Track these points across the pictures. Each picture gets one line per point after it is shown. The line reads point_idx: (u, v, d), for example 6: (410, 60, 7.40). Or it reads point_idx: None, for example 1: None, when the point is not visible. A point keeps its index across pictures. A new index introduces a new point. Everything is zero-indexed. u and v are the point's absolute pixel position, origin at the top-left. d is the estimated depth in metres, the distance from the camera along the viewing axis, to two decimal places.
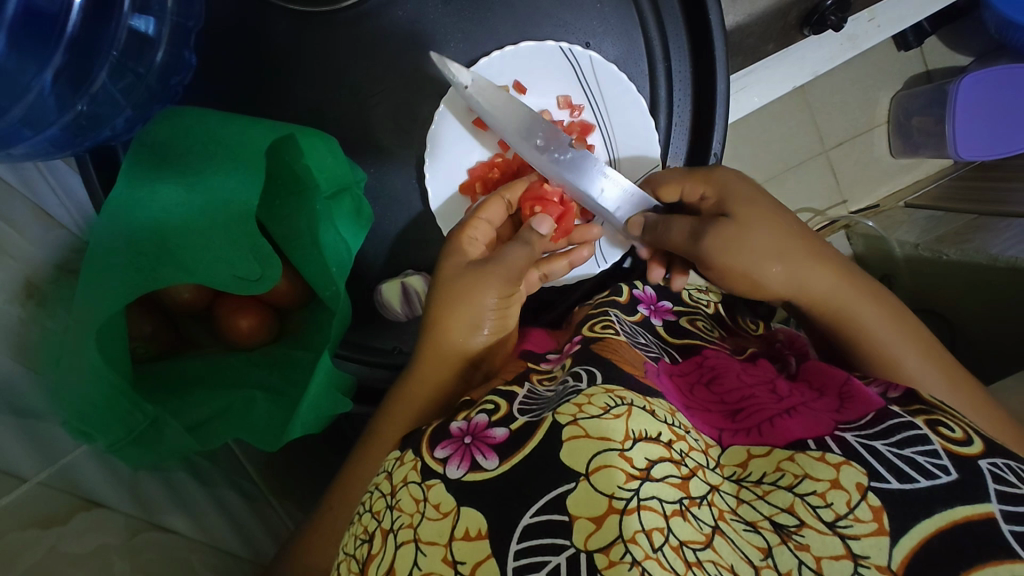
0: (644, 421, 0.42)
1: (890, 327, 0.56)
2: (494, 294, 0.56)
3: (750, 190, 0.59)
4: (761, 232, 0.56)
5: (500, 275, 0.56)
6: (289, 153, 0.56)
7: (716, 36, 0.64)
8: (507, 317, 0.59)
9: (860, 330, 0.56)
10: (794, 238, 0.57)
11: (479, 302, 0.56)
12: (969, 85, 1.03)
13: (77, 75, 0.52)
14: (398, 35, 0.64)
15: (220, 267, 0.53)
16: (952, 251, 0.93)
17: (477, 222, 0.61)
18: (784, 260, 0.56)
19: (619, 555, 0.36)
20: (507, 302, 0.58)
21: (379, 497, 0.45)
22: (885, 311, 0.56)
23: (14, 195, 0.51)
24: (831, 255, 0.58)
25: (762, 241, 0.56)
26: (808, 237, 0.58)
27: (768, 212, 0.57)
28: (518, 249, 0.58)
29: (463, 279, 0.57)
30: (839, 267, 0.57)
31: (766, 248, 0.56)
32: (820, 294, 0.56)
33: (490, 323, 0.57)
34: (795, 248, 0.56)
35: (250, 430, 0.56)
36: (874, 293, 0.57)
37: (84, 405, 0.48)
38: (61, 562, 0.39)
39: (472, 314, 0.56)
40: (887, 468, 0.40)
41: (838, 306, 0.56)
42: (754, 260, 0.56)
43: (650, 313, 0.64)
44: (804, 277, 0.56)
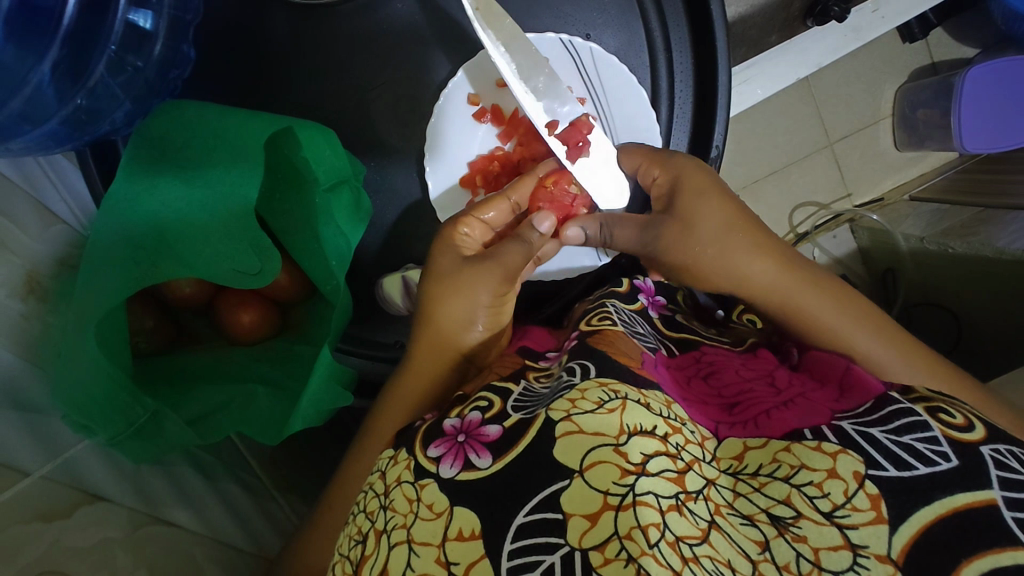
0: (638, 415, 0.41)
1: (835, 310, 0.55)
2: (486, 292, 0.56)
3: (699, 175, 0.59)
4: (706, 227, 0.57)
5: (497, 273, 0.56)
6: (289, 147, 0.56)
7: (718, 26, 0.63)
8: (501, 313, 0.58)
9: (806, 316, 0.55)
10: (736, 224, 0.57)
11: (475, 298, 0.56)
12: (975, 76, 1.02)
13: (75, 68, 0.52)
14: (398, 28, 0.64)
15: (221, 262, 0.52)
16: (957, 244, 0.92)
17: (471, 220, 0.60)
18: (732, 256, 0.56)
19: (614, 552, 0.36)
20: (502, 301, 0.57)
21: (373, 497, 0.45)
22: (835, 303, 0.55)
23: (14, 190, 0.52)
24: (774, 238, 0.58)
25: (708, 231, 0.57)
26: (754, 220, 0.58)
27: (713, 197, 0.57)
28: (514, 247, 0.58)
29: (460, 274, 0.57)
30: (787, 258, 0.57)
31: (712, 243, 0.57)
32: (759, 284, 0.56)
33: (484, 319, 0.57)
34: (737, 236, 0.56)
35: (249, 424, 0.55)
36: (818, 278, 0.56)
37: (84, 398, 0.48)
38: (63, 556, 0.39)
39: (464, 311, 0.56)
40: (885, 456, 0.39)
41: (777, 294, 0.56)
42: (699, 254, 0.57)
43: (649, 305, 0.64)
44: (743, 266, 0.56)
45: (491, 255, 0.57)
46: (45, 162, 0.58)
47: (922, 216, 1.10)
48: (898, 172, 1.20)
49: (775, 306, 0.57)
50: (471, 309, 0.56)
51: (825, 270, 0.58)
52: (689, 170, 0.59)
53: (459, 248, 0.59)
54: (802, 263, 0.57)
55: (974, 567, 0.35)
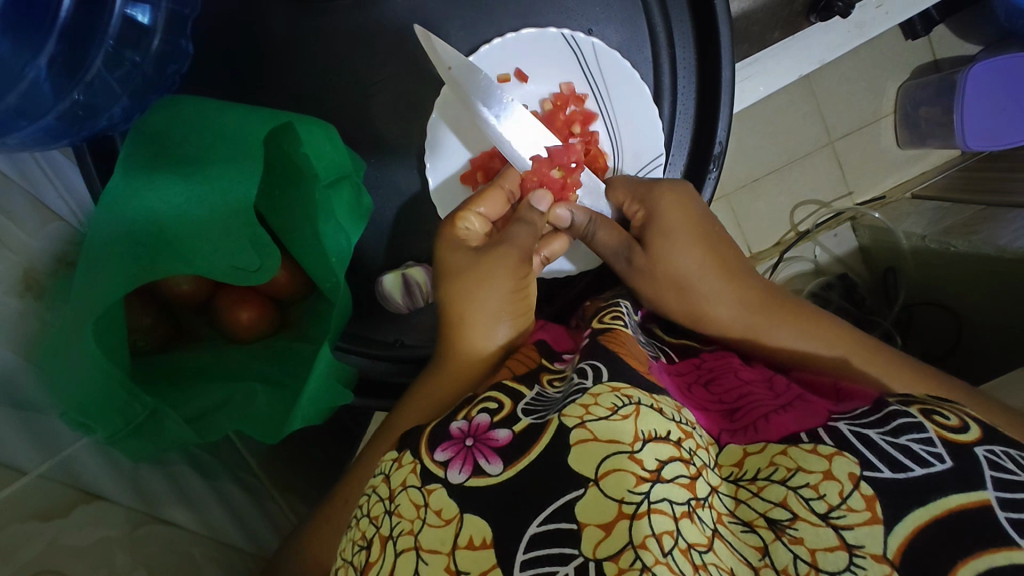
0: (652, 421, 0.41)
1: (809, 344, 0.55)
2: (506, 282, 0.56)
3: (676, 213, 0.59)
4: (675, 267, 0.57)
5: (511, 259, 0.56)
6: (288, 141, 0.55)
7: (721, 21, 0.62)
8: (524, 302, 0.58)
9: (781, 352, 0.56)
10: (710, 263, 0.57)
11: (490, 292, 0.55)
12: (978, 73, 1.02)
13: (72, 61, 0.52)
14: (397, 23, 0.63)
15: (220, 258, 0.52)
16: (960, 243, 0.91)
17: (469, 214, 0.61)
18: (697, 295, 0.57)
19: (628, 562, 0.36)
20: (523, 289, 0.57)
21: (377, 501, 0.44)
22: (803, 341, 0.55)
23: (11, 186, 0.51)
24: (748, 274, 0.58)
25: (676, 272, 0.57)
26: (728, 257, 0.59)
27: (687, 236, 0.58)
28: (523, 229, 0.59)
29: (470, 271, 0.56)
30: (758, 297, 0.57)
31: (677, 283, 0.57)
32: (731, 322, 0.57)
33: (511, 316, 0.57)
34: (709, 274, 0.57)
35: (252, 422, 0.55)
36: (793, 312, 0.56)
37: (80, 398, 0.47)
38: (60, 557, 0.39)
39: (487, 306, 0.55)
40: (879, 457, 0.39)
41: (748, 333, 0.56)
42: (663, 292, 0.58)
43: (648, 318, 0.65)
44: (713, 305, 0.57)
45: (501, 240, 0.58)
46: (44, 160, 0.57)
47: (924, 214, 1.09)
48: (900, 170, 1.20)
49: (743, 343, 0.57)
50: (495, 317, 0.56)
51: (802, 307, 0.58)
52: (666, 206, 0.59)
53: (463, 244, 0.59)
54: (775, 302, 0.57)
55: (969, 567, 0.35)
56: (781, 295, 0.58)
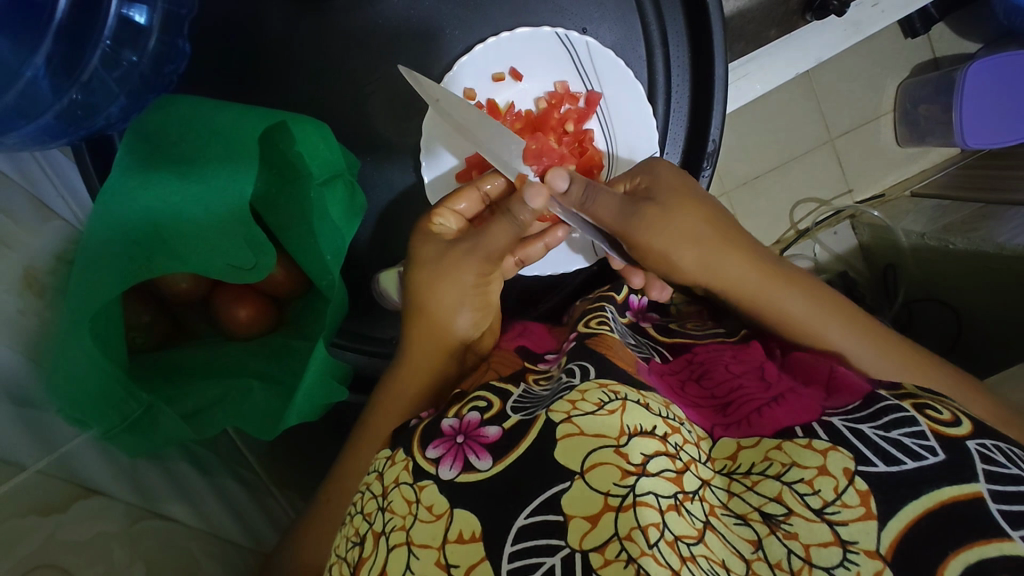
0: (638, 415, 0.41)
1: (812, 310, 0.54)
2: (472, 275, 0.57)
3: (676, 178, 0.58)
4: (684, 219, 0.55)
5: (480, 254, 0.55)
6: (283, 140, 0.55)
7: (714, 20, 0.63)
8: (489, 295, 0.59)
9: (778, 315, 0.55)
10: (714, 223, 0.56)
11: (458, 282, 0.57)
12: (978, 71, 1.02)
13: (68, 62, 0.52)
14: (392, 23, 0.64)
15: (215, 255, 0.53)
16: (959, 240, 0.91)
17: (444, 212, 0.60)
18: (703, 247, 0.55)
19: (614, 553, 0.36)
20: (486, 281, 0.58)
21: (371, 498, 0.45)
22: (804, 297, 0.55)
23: (10, 184, 0.52)
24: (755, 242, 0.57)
25: (684, 225, 0.55)
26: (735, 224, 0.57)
27: (691, 201, 0.57)
28: (502, 226, 0.54)
29: (439, 261, 0.57)
30: (756, 256, 0.56)
31: (686, 235, 0.55)
32: (734, 280, 0.55)
33: (471, 306, 0.58)
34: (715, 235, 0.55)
35: (245, 420, 0.56)
36: (794, 277, 0.56)
37: (79, 392, 0.48)
38: (59, 549, 0.40)
39: (451, 293, 0.57)
40: (874, 451, 0.39)
41: (750, 290, 0.55)
42: (672, 244, 0.55)
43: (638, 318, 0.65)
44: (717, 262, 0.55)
45: (475, 234, 0.56)
46: (42, 158, 0.58)
47: (924, 212, 1.09)
48: (899, 168, 1.20)
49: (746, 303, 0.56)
50: (458, 302, 0.58)
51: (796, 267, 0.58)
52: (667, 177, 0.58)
53: (437, 236, 0.59)
54: (772, 261, 0.57)
55: (960, 559, 0.35)
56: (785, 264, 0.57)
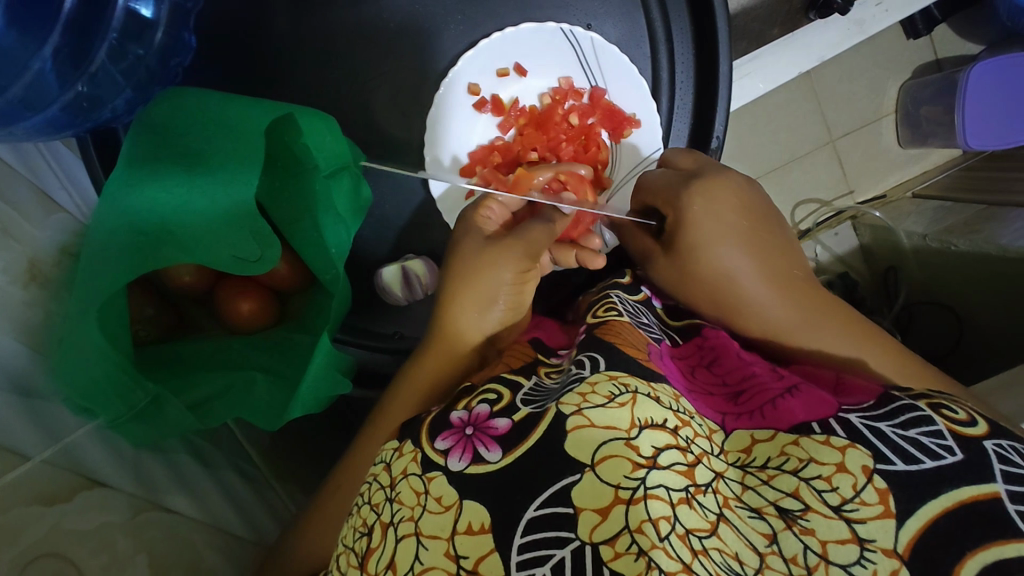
0: (649, 409, 0.42)
1: (820, 320, 0.56)
2: (511, 271, 0.56)
3: (723, 200, 0.58)
4: (731, 251, 0.56)
5: (521, 251, 0.57)
6: (289, 132, 0.56)
7: (719, 17, 0.63)
8: (521, 294, 0.59)
9: (813, 333, 0.55)
10: (759, 253, 0.57)
11: (495, 278, 0.56)
12: (982, 70, 1.03)
13: (76, 53, 0.53)
14: (399, 19, 0.64)
15: (222, 247, 0.53)
16: (960, 243, 0.92)
17: (491, 203, 0.60)
18: (752, 278, 0.56)
19: (624, 546, 0.36)
20: (523, 281, 0.58)
21: (378, 489, 0.45)
22: (847, 336, 0.55)
23: (16, 177, 0.52)
24: (781, 250, 0.59)
25: (732, 254, 0.56)
26: (766, 231, 0.59)
27: (728, 210, 0.58)
28: (540, 227, 0.58)
29: (480, 255, 0.57)
30: (805, 291, 0.57)
31: (735, 265, 0.56)
32: (784, 312, 0.56)
33: (505, 301, 0.58)
34: (740, 239, 0.57)
35: (252, 412, 0.56)
36: (840, 316, 0.56)
37: (86, 382, 0.49)
38: (63, 540, 0.40)
39: (495, 280, 0.56)
40: (892, 450, 0.40)
41: (795, 323, 0.56)
42: (718, 276, 0.57)
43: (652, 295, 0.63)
44: (735, 270, 0.56)
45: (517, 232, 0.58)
46: (45, 148, 0.58)
47: (926, 213, 1.09)
48: (902, 168, 1.20)
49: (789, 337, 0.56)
50: (483, 301, 0.57)
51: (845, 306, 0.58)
52: (712, 185, 0.58)
53: (478, 229, 0.59)
54: (820, 298, 0.57)
55: (977, 559, 0.35)
56: (805, 274, 0.59)
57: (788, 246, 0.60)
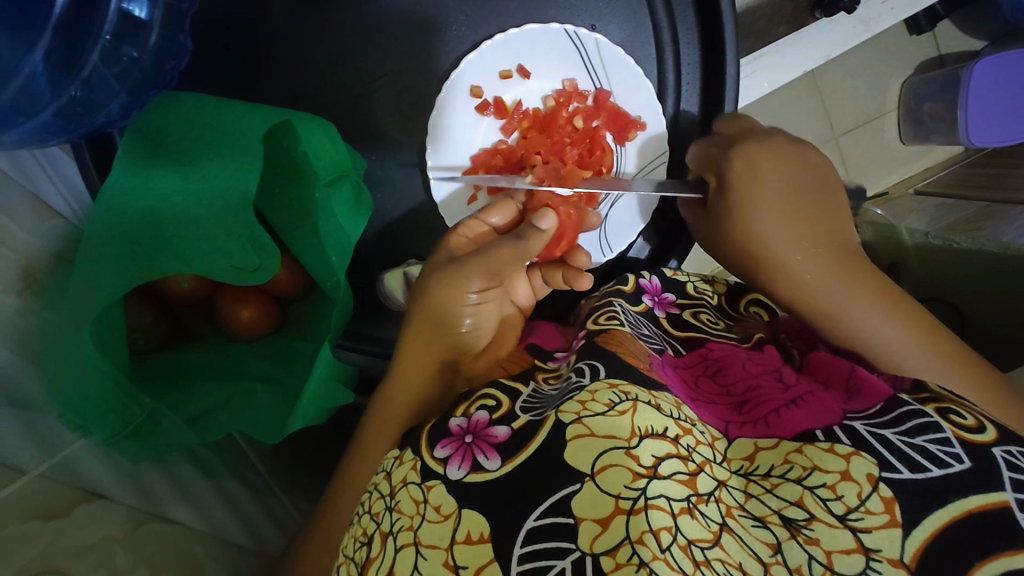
0: (649, 416, 0.41)
1: (856, 294, 0.54)
2: (475, 285, 0.56)
3: (767, 164, 0.58)
4: (769, 212, 0.57)
5: (480, 266, 0.56)
6: (288, 139, 0.54)
7: (726, 17, 0.62)
8: (485, 312, 0.58)
9: (845, 308, 0.54)
10: (803, 218, 0.57)
11: (460, 294, 0.55)
12: (984, 67, 1.01)
13: (68, 58, 0.51)
14: (398, 18, 0.63)
15: (218, 259, 0.52)
16: (963, 240, 0.91)
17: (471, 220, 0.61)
18: (789, 241, 0.56)
19: (626, 556, 0.36)
20: (485, 299, 0.58)
21: (378, 498, 0.44)
22: (881, 313, 0.53)
23: (11, 183, 0.50)
24: (826, 222, 0.58)
25: (774, 213, 0.57)
26: (813, 201, 0.58)
27: (771, 176, 0.58)
28: (510, 245, 0.58)
29: (440, 272, 0.57)
30: (845, 264, 0.55)
31: (774, 225, 0.57)
32: (815, 279, 0.55)
33: (470, 317, 0.57)
34: (780, 204, 0.57)
35: (253, 421, 0.55)
36: (882, 292, 0.54)
37: (77, 397, 0.47)
38: (63, 556, 0.39)
39: (449, 305, 0.55)
40: (898, 458, 0.39)
41: (827, 293, 0.54)
42: (755, 236, 0.57)
43: (654, 304, 0.62)
44: (772, 234, 0.56)
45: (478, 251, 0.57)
46: (40, 153, 0.57)
47: (927, 211, 1.08)
48: (902, 166, 1.20)
49: (817, 308, 0.55)
50: (437, 324, 0.56)
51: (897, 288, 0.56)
52: (755, 149, 0.59)
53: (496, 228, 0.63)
54: (866, 274, 0.55)
55: (987, 569, 0.34)
56: (850, 250, 0.57)
57: (836, 220, 0.59)
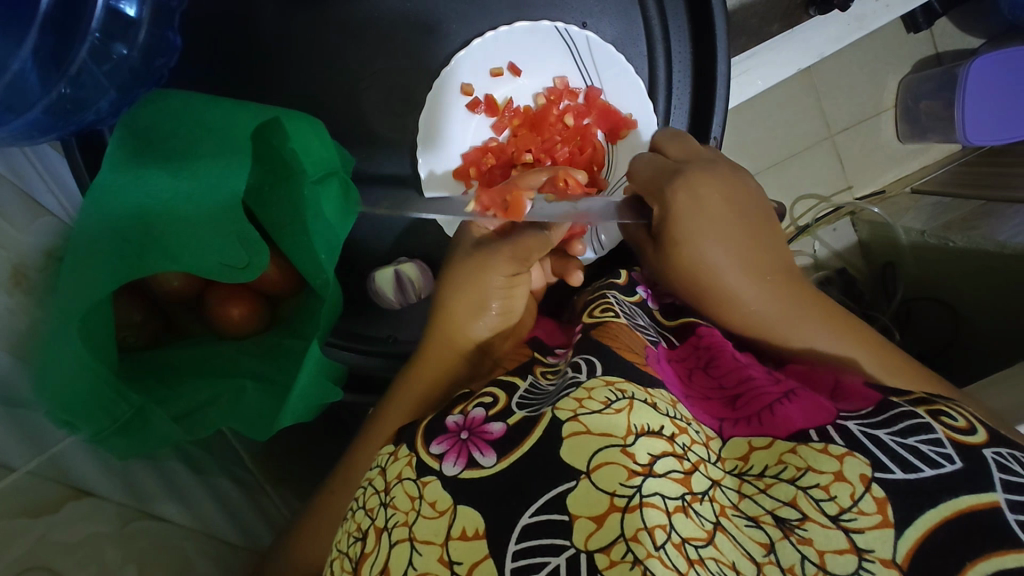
0: (645, 415, 0.41)
1: (800, 314, 0.54)
2: (502, 273, 0.57)
3: (708, 191, 0.57)
4: (715, 241, 0.55)
5: (511, 254, 0.56)
6: (276, 136, 0.54)
7: (718, 16, 0.62)
8: (513, 299, 0.59)
9: (793, 328, 0.54)
10: (745, 243, 0.56)
11: (486, 280, 0.56)
12: (981, 66, 1.01)
13: (57, 55, 0.52)
14: (392, 16, 0.63)
15: (208, 254, 0.52)
16: (958, 238, 0.91)
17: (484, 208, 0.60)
18: (736, 271, 0.55)
19: (620, 554, 0.36)
20: (513, 284, 0.58)
21: (373, 494, 0.44)
22: (826, 330, 0.54)
23: (2, 180, 0.50)
24: (765, 245, 0.57)
25: (720, 242, 0.55)
26: (753, 225, 0.58)
27: (714, 204, 0.57)
28: (532, 234, 0.56)
29: (470, 262, 0.58)
30: (787, 286, 0.56)
31: (720, 255, 0.55)
32: (765, 306, 0.55)
33: (496, 305, 0.58)
34: (723, 232, 0.56)
35: (242, 419, 0.56)
36: (822, 308, 0.55)
37: (64, 394, 0.48)
38: (51, 552, 0.39)
39: (478, 292, 0.57)
40: (891, 458, 0.39)
41: (776, 317, 0.54)
42: (704, 267, 0.55)
43: (648, 296, 0.63)
44: (719, 263, 0.55)
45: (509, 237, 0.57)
46: (32, 153, 0.57)
47: (924, 210, 1.08)
48: (899, 163, 1.20)
49: (767, 331, 0.55)
50: (463, 312, 0.57)
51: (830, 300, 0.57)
52: (696, 176, 0.57)
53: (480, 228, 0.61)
54: (805, 293, 0.56)
55: (980, 568, 0.34)
56: (789, 270, 0.58)
57: (773, 241, 0.58)
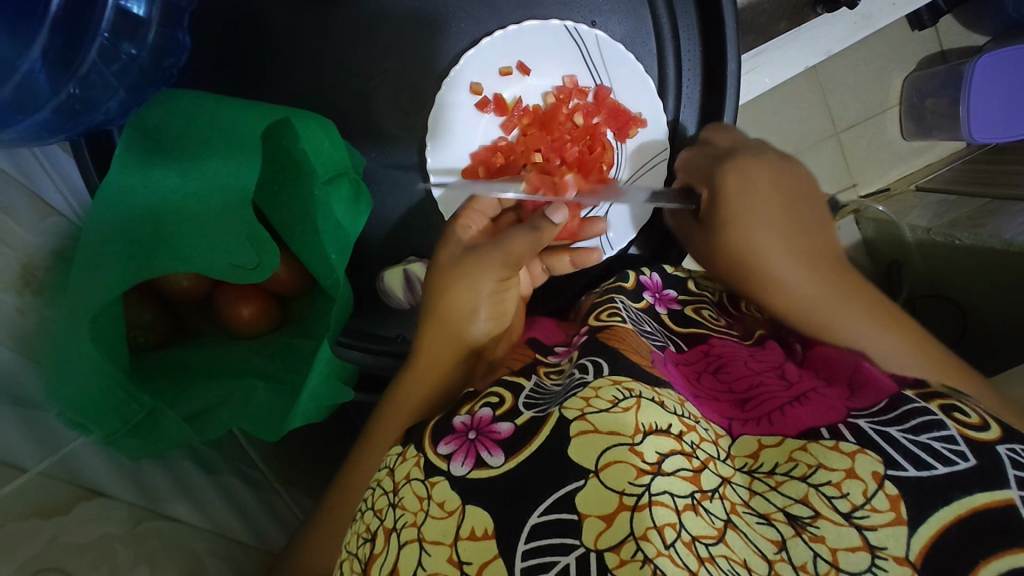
0: (653, 413, 0.41)
1: (850, 305, 0.53)
2: (493, 278, 0.57)
3: (760, 176, 0.57)
4: (765, 223, 0.55)
5: (500, 258, 0.57)
6: (286, 136, 0.54)
7: (726, 12, 0.61)
8: (503, 303, 0.59)
9: (840, 320, 0.53)
10: (795, 228, 0.56)
11: (477, 287, 0.56)
12: (985, 64, 1.01)
13: (65, 56, 0.51)
14: (399, 15, 0.62)
15: (216, 256, 0.52)
16: (965, 236, 0.89)
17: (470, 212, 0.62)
18: (785, 253, 0.55)
19: (630, 553, 0.36)
20: (504, 288, 0.58)
21: (381, 494, 0.44)
22: (877, 325, 0.52)
23: (10, 181, 0.50)
24: (812, 229, 0.57)
25: (770, 225, 0.55)
26: (802, 212, 0.57)
27: (764, 187, 0.57)
28: (522, 237, 0.56)
29: (461, 266, 0.58)
30: (838, 277, 0.55)
31: (770, 237, 0.55)
32: (812, 294, 0.54)
33: (487, 310, 0.58)
34: (771, 214, 0.56)
35: (253, 420, 0.56)
36: (876, 303, 0.54)
37: (75, 396, 0.47)
38: (62, 554, 0.39)
39: (467, 297, 0.57)
40: (903, 455, 0.39)
41: (823, 305, 0.53)
42: (751, 248, 0.55)
43: (655, 301, 0.62)
44: (765, 246, 0.55)
45: (496, 242, 0.57)
46: (39, 152, 0.57)
47: (929, 207, 1.07)
48: (904, 162, 1.20)
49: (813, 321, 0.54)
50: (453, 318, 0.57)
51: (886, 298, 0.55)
52: (745, 162, 0.57)
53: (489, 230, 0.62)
54: (857, 286, 0.55)
55: (991, 568, 0.34)
56: (840, 260, 0.57)
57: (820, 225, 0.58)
